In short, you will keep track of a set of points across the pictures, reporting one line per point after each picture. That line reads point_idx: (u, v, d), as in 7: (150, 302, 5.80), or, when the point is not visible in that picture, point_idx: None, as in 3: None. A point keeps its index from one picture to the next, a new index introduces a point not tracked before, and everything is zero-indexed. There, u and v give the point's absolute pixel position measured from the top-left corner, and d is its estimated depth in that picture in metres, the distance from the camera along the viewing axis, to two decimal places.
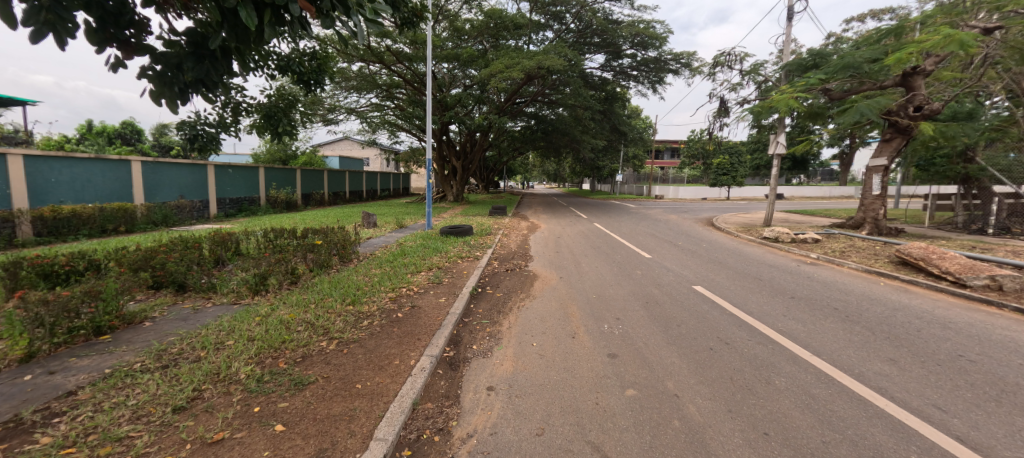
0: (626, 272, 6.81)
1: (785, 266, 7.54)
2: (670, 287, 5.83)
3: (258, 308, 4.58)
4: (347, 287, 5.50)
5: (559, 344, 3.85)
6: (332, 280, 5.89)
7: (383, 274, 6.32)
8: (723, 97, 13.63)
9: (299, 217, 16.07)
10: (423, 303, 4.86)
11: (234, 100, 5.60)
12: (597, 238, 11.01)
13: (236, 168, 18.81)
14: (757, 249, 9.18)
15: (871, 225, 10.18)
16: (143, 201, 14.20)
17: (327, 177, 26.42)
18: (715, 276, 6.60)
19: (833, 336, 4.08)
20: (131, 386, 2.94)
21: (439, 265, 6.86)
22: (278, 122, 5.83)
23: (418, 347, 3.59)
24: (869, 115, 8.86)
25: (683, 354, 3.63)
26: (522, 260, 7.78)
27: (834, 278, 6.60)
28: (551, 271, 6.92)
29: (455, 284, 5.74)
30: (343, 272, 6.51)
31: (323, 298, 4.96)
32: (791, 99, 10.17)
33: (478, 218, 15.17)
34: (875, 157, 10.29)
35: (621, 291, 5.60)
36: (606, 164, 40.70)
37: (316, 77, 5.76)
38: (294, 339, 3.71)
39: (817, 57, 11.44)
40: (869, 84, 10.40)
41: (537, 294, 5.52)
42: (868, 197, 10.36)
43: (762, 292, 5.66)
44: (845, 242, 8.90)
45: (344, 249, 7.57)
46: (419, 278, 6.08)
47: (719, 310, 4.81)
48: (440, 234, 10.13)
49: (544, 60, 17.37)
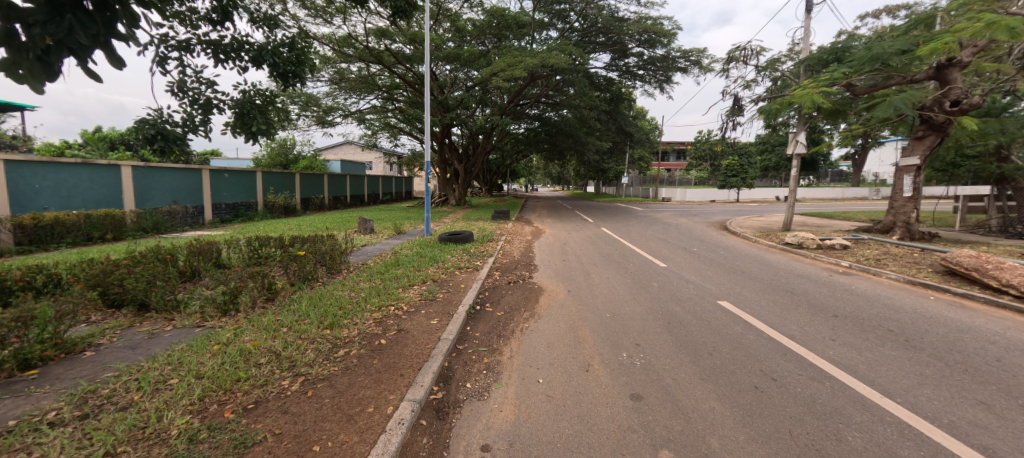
0: (640, 284, 6.15)
1: (814, 276, 6.85)
2: (693, 304, 5.15)
3: (219, 334, 3.96)
4: (328, 305, 4.87)
5: (571, 380, 3.20)
6: (314, 297, 5.26)
7: (371, 288, 5.69)
8: (737, 95, 12.96)
9: (296, 223, 15.56)
10: (412, 326, 4.21)
11: (204, 96, 5.04)
12: (605, 245, 10.36)
13: (233, 173, 18.35)
14: (780, 257, 8.48)
15: (902, 230, 9.47)
16: (133, 207, 13.72)
17: (328, 182, 25.96)
18: (742, 289, 5.92)
19: (900, 371, 3.38)
20: (28, 448, 2.29)
21: (433, 278, 6.21)
22: (252, 121, 5.19)
23: (398, 387, 2.95)
24: (904, 109, 8.17)
25: (723, 396, 2.96)
26: (525, 271, 7.12)
27: (874, 290, 5.90)
28: (558, 283, 6.25)
29: (450, 301, 5.10)
30: (328, 286, 5.90)
31: (297, 320, 4.33)
32: (815, 94, 9.47)
33: (480, 223, 14.58)
34: (907, 157, 9.54)
35: (640, 309, 4.93)
36: (611, 166, 40.01)
37: (296, 71, 5.09)
38: (251, 377, 3.08)
39: (840, 50, 10.70)
40: (897, 78, 9.69)
41: (543, 313, 4.86)
42: (898, 198, 9.62)
43: (798, 309, 4.98)
44: (878, 248, 8.18)
45: (333, 259, 6.96)
46: (410, 293, 5.43)
47: (755, 334, 4.13)
48: (438, 241, 9.51)
49: (548, 57, 16.70)
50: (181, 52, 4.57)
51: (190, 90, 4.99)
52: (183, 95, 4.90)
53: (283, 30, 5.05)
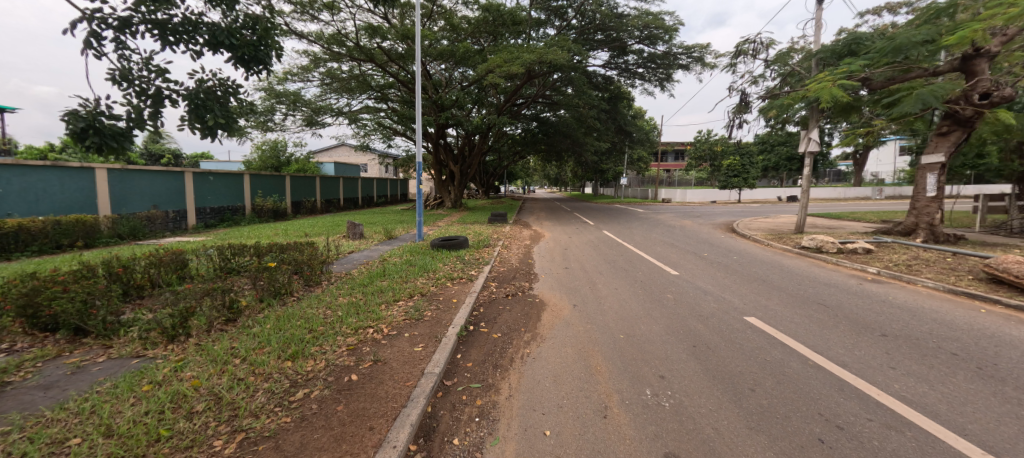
0: (654, 297, 5.48)
1: (842, 285, 6.22)
2: (717, 321, 4.51)
3: (155, 369, 3.27)
4: (296, 327, 4.17)
5: (586, 431, 2.53)
6: (282, 316, 4.57)
7: (349, 305, 4.99)
8: (744, 91, 12.35)
9: (283, 228, 14.84)
10: (391, 355, 3.52)
11: (154, 86, 4.29)
12: (609, 249, 9.69)
13: (218, 176, 17.58)
14: (799, 262, 7.86)
15: (926, 232, 8.87)
16: (109, 213, 12.93)
17: (319, 185, 25.23)
18: (768, 302, 5.25)
19: (992, 414, 2.72)
20: None
21: (422, 291, 5.52)
22: (211, 114, 4.40)
23: (364, 449, 2.27)
24: (933, 103, 7.59)
25: (783, 454, 2.30)
26: (524, 282, 6.45)
27: (916, 302, 5.27)
28: (562, 297, 5.59)
29: (439, 321, 4.40)
30: (302, 302, 5.20)
31: (256, 347, 3.66)
32: (834, 88, 8.88)
33: (476, 227, 13.89)
34: (930, 154, 8.95)
35: (660, 329, 4.27)
36: (609, 167, 39.48)
37: (260, 55, 4.30)
38: (176, 435, 2.41)
39: (855, 42, 10.12)
40: (917, 70, 9.11)
41: (547, 334, 4.18)
42: (920, 198, 9.02)
43: (838, 327, 4.33)
44: (905, 252, 7.57)
45: (311, 270, 6.28)
46: (394, 311, 4.73)
47: (799, 362, 3.48)
48: (430, 248, 8.84)
49: (547, 53, 16.04)
50: (121, 34, 3.84)
51: (139, 81, 4.26)
52: (129, 84, 4.13)
53: (242, 10, 4.35)
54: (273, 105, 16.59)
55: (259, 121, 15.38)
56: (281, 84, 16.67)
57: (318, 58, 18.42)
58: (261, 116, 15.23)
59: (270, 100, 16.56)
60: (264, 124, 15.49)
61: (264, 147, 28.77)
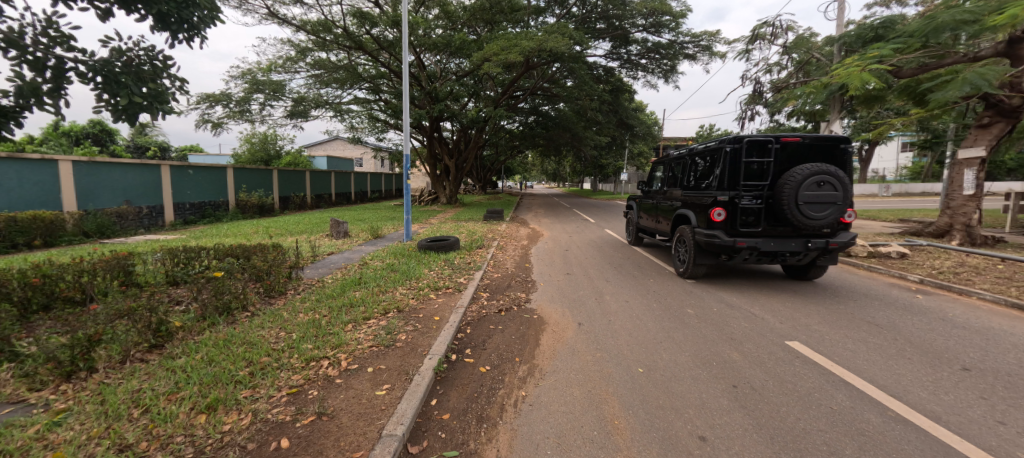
0: (673, 312, 4.68)
1: (886, 298, 5.38)
2: (754, 347, 3.71)
3: (13, 430, 2.40)
4: (231, 359, 3.31)
5: None
6: (222, 341, 3.72)
7: (307, 325, 4.11)
8: (757, 80, 11.50)
9: (265, 225, 13.92)
10: (343, 404, 2.67)
11: (54, 56, 3.39)
12: (613, 251, 8.86)
13: (199, 169, 16.64)
14: (827, 268, 7.05)
15: (962, 234, 8.06)
16: (74, 209, 12.02)
17: (309, 179, 24.30)
18: (808, 321, 4.41)
19: None
20: None
21: (398, 307, 4.65)
22: (126, 90, 3.51)
23: None
24: (983, 87, 6.78)
25: None
26: (520, 291, 5.62)
27: (982, 321, 4.46)
28: (563, 311, 4.79)
29: (414, 349, 3.56)
30: (254, 320, 4.35)
31: (169, 392, 2.81)
32: (865, 73, 8.04)
33: (470, 225, 13.01)
34: (968, 147, 8.14)
35: (687, 361, 3.43)
36: (609, 163, 38.70)
37: (183, 15, 3.37)
38: None
39: (884, 26, 9.28)
40: (953, 56, 8.33)
41: (547, 367, 3.35)
42: (956, 197, 8.22)
43: (906, 359, 3.50)
44: (947, 258, 6.77)
45: (273, 276, 5.42)
46: (359, 334, 3.86)
47: (878, 414, 2.66)
48: (417, 249, 8.00)
49: (546, 40, 15.06)
50: None
51: (33, 50, 3.38)
52: (17, 52, 3.25)
53: None
54: (252, 94, 15.56)
55: (237, 111, 14.39)
56: (263, 73, 15.68)
57: (305, 46, 17.41)
58: (238, 105, 14.21)
59: (250, 89, 15.54)
60: (243, 114, 14.50)
61: (253, 140, 27.75)
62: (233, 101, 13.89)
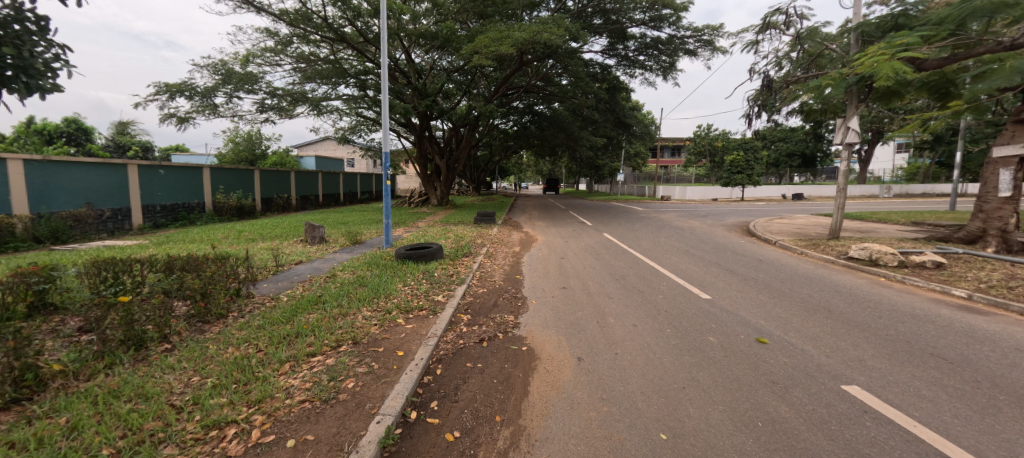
0: (692, 342, 3.83)
1: (938, 319, 4.57)
2: (806, 396, 2.87)
3: None
4: (102, 427, 2.40)
5: None
6: (107, 394, 2.79)
7: (231, 366, 3.19)
8: (765, 74, 10.72)
9: (238, 229, 12.91)
10: None
11: None
12: (614, 259, 8.05)
13: (171, 169, 15.61)
14: (854, 279, 6.29)
15: (997, 241, 7.32)
16: (25, 211, 10.95)
17: (294, 180, 23.31)
18: (860, 355, 3.58)
19: None
20: None
21: (355, 338, 3.74)
22: None
23: None
24: None
25: None
26: (507, 314, 4.72)
27: None
28: (558, 339, 3.95)
29: (360, 406, 2.65)
30: (167, 358, 3.41)
31: None
32: (896, 63, 7.24)
33: (459, 229, 12.17)
34: (1005, 144, 7.32)
35: (725, 422, 2.57)
36: (605, 162, 38.03)
37: None
38: None
39: (905, 15, 8.53)
40: (987, 45, 7.56)
41: (538, 431, 2.50)
42: (991, 199, 7.46)
43: (1006, 413, 2.67)
44: (993, 269, 5.98)
45: (209, 296, 4.48)
46: (293, 380, 2.97)
47: None
48: (395, 258, 7.12)
49: (539, 33, 14.19)
50: None
51: None
52: None
53: None
54: (220, 85, 14.56)
55: (204, 104, 13.44)
56: (237, 64, 14.73)
57: (285, 38, 16.41)
58: (203, 97, 13.23)
59: (217, 80, 14.55)
60: (210, 108, 13.54)
61: (237, 139, 26.69)
62: (197, 92, 12.92)
